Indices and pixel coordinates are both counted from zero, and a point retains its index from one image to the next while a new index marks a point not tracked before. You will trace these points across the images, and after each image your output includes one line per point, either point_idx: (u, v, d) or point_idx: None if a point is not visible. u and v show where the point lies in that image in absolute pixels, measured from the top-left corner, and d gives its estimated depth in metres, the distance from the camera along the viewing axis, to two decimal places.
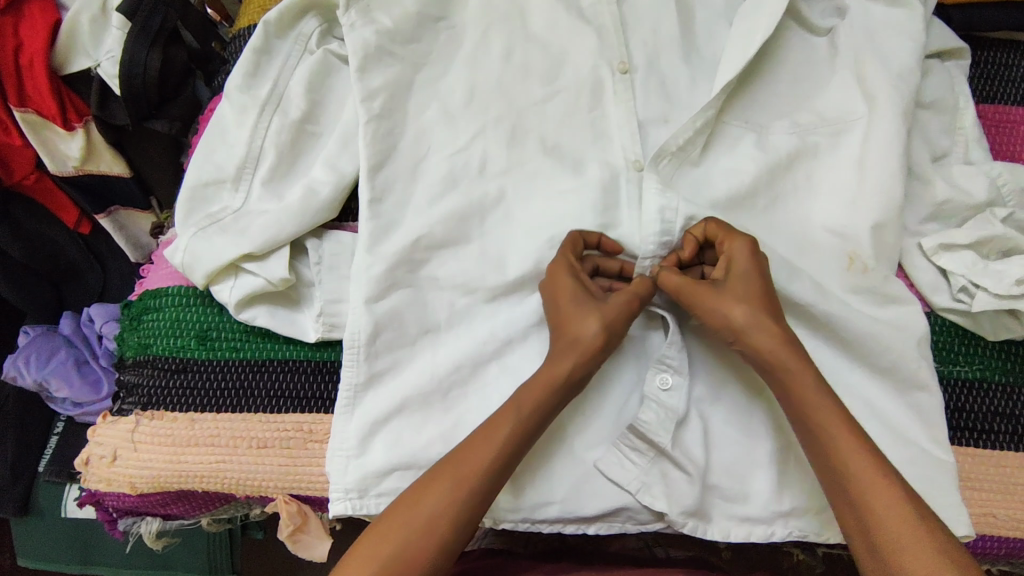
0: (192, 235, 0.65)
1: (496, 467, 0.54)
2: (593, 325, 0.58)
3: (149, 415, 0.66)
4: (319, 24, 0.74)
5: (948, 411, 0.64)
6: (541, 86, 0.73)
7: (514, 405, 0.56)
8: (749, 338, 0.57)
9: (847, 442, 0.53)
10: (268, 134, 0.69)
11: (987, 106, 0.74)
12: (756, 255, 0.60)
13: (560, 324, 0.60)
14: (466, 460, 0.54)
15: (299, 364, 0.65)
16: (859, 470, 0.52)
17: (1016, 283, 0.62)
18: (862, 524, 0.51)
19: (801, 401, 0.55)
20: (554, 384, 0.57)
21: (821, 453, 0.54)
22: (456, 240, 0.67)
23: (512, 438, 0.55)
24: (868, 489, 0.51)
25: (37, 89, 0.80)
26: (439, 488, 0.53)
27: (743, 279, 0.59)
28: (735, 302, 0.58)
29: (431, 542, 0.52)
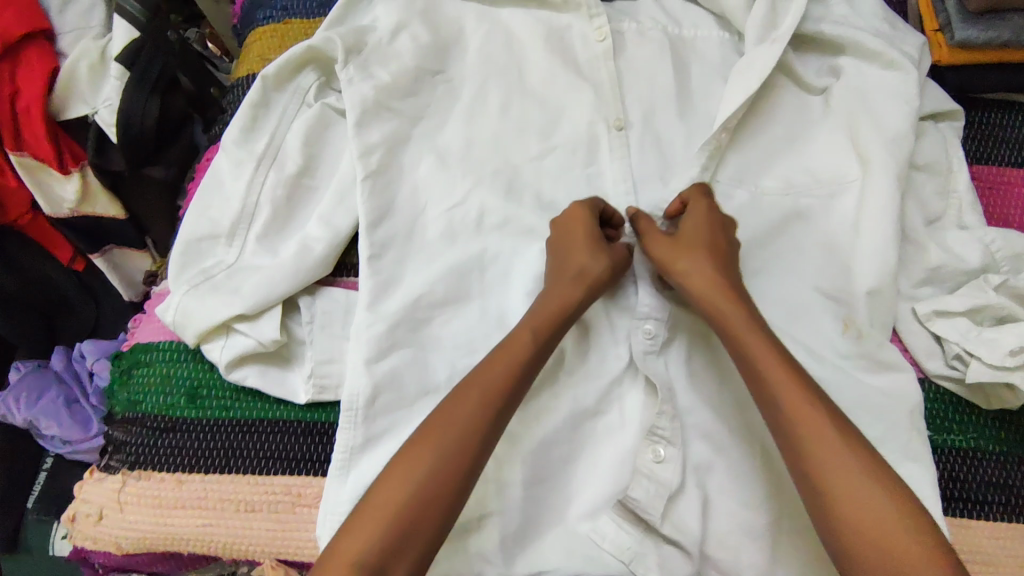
0: (184, 293, 0.65)
1: (522, 370, 0.58)
2: (604, 263, 0.64)
3: (136, 475, 0.65)
4: (318, 77, 0.74)
5: (943, 480, 0.64)
6: (537, 142, 0.73)
7: (532, 322, 0.61)
8: (695, 282, 0.61)
9: (800, 403, 0.53)
10: (264, 188, 0.69)
11: (981, 167, 0.74)
12: (714, 211, 0.65)
13: (574, 247, 0.64)
14: (498, 366, 0.58)
15: (290, 425, 0.65)
16: (814, 438, 0.51)
17: (1008, 354, 0.61)
18: (807, 478, 0.51)
19: (744, 352, 0.57)
20: (571, 308, 0.62)
21: (773, 417, 0.54)
22: (454, 298, 0.67)
23: (533, 347, 0.59)
24: (823, 456, 0.51)
25: (34, 134, 0.79)
26: (472, 405, 0.56)
27: (699, 228, 0.63)
28: (687, 253, 0.62)
29: (468, 447, 0.54)
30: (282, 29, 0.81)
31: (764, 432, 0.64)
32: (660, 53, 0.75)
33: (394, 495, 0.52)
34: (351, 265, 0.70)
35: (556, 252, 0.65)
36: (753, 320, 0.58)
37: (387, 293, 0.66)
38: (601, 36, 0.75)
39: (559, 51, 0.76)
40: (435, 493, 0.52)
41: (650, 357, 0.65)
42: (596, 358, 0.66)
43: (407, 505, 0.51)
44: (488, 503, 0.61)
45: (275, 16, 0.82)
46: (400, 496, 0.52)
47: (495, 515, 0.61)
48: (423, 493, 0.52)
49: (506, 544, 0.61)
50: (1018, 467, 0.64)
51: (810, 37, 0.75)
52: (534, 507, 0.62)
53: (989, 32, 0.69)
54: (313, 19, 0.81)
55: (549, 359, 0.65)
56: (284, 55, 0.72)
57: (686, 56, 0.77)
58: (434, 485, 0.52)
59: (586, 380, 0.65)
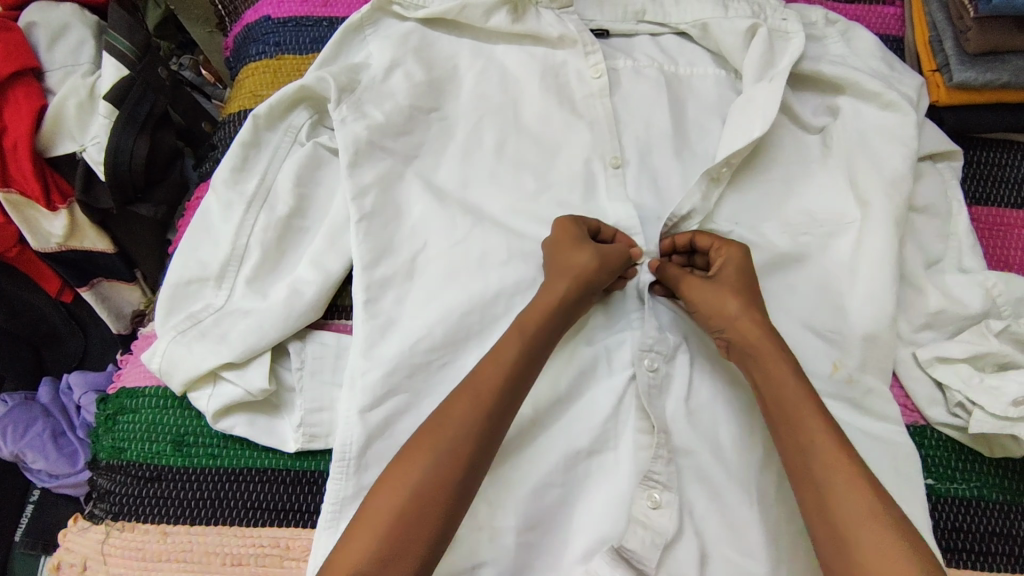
0: (171, 339, 0.64)
1: (510, 380, 0.57)
2: (587, 255, 0.62)
3: (120, 526, 0.63)
4: (310, 116, 0.73)
5: (946, 531, 0.62)
6: (532, 181, 0.71)
7: (520, 326, 0.59)
8: (741, 330, 0.59)
9: (838, 458, 0.52)
10: (254, 231, 0.68)
11: (980, 208, 0.73)
12: (748, 258, 0.64)
13: (562, 250, 0.63)
14: (487, 376, 0.56)
15: (279, 473, 0.63)
16: (850, 496, 0.51)
17: (1012, 404, 0.60)
18: (828, 520, 0.51)
19: (781, 393, 0.56)
20: (557, 309, 0.61)
21: (798, 455, 0.54)
22: (455, 340, 0.64)
23: (523, 354, 0.58)
24: (857, 518, 0.50)
25: (20, 170, 0.77)
26: (464, 411, 0.55)
27: (737, 275, 0.62)
28: (729, 294, 0.61)
29: (462, 460, 0.53)
30: (275, 64, 0.80)
31: (763, 481, 0.62)
32: (657, 91, 0.75)
33: (389, 504, 0.51)
34: (344, 307, 0.69)
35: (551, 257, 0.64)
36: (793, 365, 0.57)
37: (380, 341, 0.63)
38: (597, 73, 0.74)
39: (555, 89, 0.75)
40: (429, 501, 0.51)
41: (654, 391, 0.64)
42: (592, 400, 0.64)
43: (402, 515, 0.51)
44: (481, 552, 0.59)
45: (268, 51, 0.81)
46: (392, 507, 0.51)
47: (489, 563, 0.59)
48: (417, 501, 0.51)
49: None
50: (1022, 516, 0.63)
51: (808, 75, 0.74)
52: (526, 554, 0.60)
53: (988, 74, 0.69)
54: (305, 55, 0.81)
55: (544, 403, 0.63)
56: (275, 94, 0.71)
57: (683, 94, 0.76)
58: (428, 493, 0.52)
59: (581, 422, 0.63)
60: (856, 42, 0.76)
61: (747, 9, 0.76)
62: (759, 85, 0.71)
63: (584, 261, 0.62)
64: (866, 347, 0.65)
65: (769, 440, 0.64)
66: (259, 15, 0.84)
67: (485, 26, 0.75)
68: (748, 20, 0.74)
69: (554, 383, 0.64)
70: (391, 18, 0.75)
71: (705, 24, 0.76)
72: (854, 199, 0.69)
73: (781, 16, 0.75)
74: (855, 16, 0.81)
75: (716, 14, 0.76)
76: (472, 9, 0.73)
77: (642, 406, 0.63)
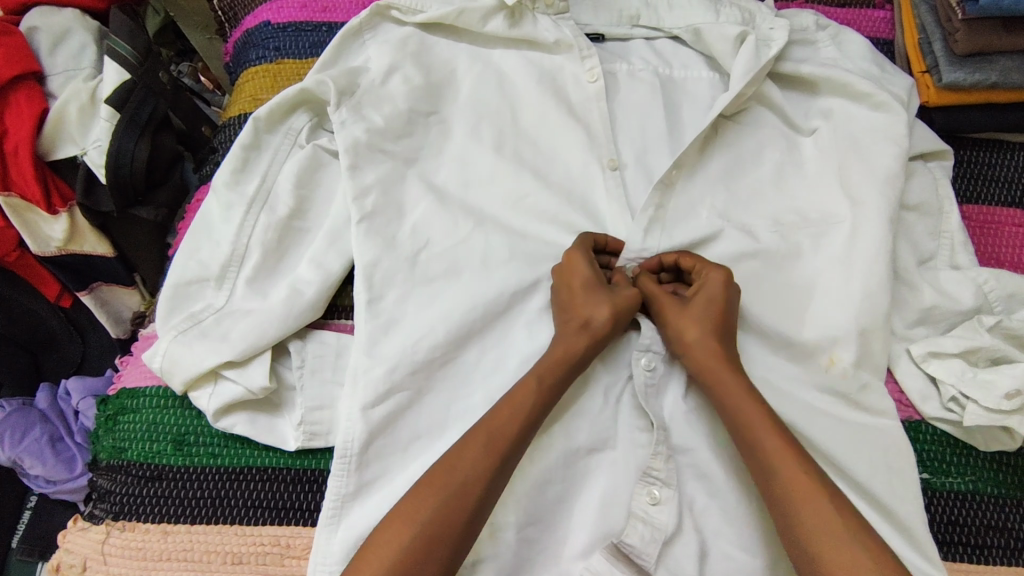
0: (172, 339, 0.64)
1: (526, 426, 0.57)
2: (605, 311, 0.63)
3: (120, 526, 0.63)
4: (310, 118, 0.74)
5: (941, 524, 0.63)
6: (530, 180, 0.72)
7: (538, 371, 0.60)
8: (698, 356, 0.61)
9: (796, 475, 0.54)
10: (254, 232, 0.68)
11: (971, 207, 0.74)
12: (725, 286, 0.63)
13: (574, 299, 0.64)
14: (502, 419, 0.57)
15: (279, 472, 0.63)
16: (818, 517, 0.52)
17: (1006, 396, 0.61)
18: (791, 529, 0.53)
19: (737, 410, 0.58)
20: (574, 360, 0.61)
21: (757, 464, 0.56)
22: (456, 339, 0.64)
23: (540, 396, 0.59)
24: (818, 529, 0.52)
25: (21, 174, 0.78)
26: (476, 454, 0.55)
27: (706, 304, 0.62)
28: (694, 323, 0.62)
29: (471, 502, 0.54)
30: (275, 68, 0.81)
31: None
32: (652, 94, 0.76)
33: (398, 537, 0.52)
34: (344, 307, 0.70)
35: (563, 296, 0.65)
36: (748, 382, 0.59)
37: (379, 342, 0.64)
38: (593, 77, 0.75)
39: (552, 92, 0.75)
40: (435, 539, 0.52)
41: (651, 390, 0.64)
42: (591, 398, 0.64)
43: (408, 549, 0.51)
44: (481, 548, 0.59)
45: (268, 56, 0.82)
46: (403, 541, 0.52)
47: (489, 559, 0.59)
48: (427, 535, 0.52)
49: None
50: (1016, 509, 0.64)
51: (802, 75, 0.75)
52: (526, 550, 0.60)
53: (976, 75, 0.70)
54: (305, 60, 0.82)
55: None
56: (275, 98, 0.72)
57: (677, 96, 0.77)
58: (437, 528, 0.52)
59: (580, 419, 0.63)
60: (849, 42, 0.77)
61: (738, 15, 0.77)
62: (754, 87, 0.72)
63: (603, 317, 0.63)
64: (863, 344, 0.65)
65: None
66: (258, 20, 0.85)
67: (482, 31, 0.76)
68: (739, 26, 0.75)
69: None
70: (388, 23, 0.76)
71: (698, 29, 0.77)
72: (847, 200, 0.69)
73: (770, 25, 0.76)
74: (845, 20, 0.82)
75: (708, 19, 0.77)
76: (469, 14, 0.74)
77: (639, 405, 0.64)
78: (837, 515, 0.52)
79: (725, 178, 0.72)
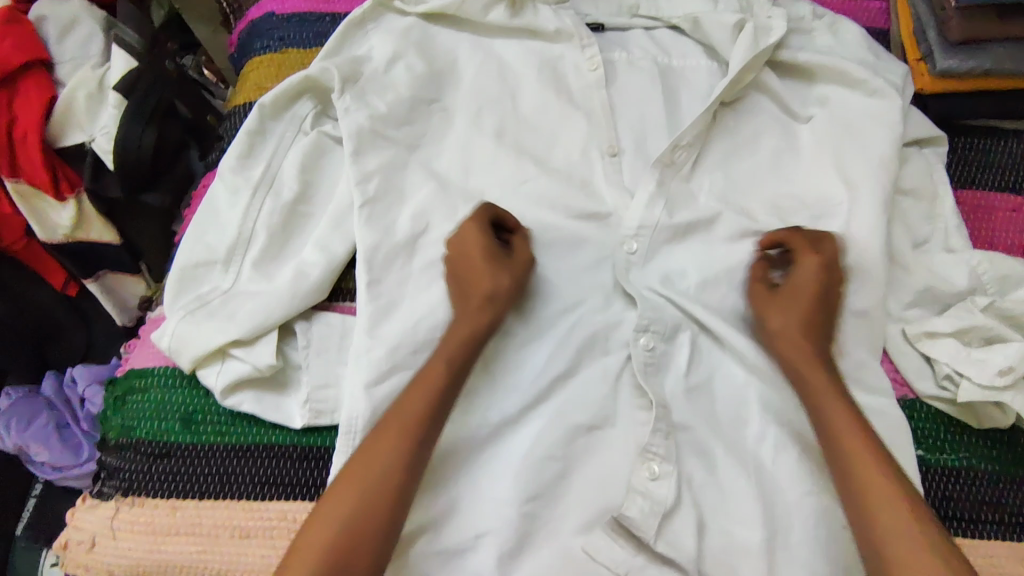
0: (180, 319, 0.65)
1: (441, 398, 0.58)
2: (506, 280, 0.63)
3: (130, 501, 0.65)
4: (314, 106, 0.75)
5: (935, 500, 0.64)
6: (531, 166, 0.73)
7: (443, 347, 0.61)
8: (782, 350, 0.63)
9: (884, 486, 0.54)
10: (260, 216, 0.70)
11: (965, 192, 0.76)
12: (818, 266, 0.64)
13: (472, 270, 0.64)
14: (418, 395, 0.58)
15: (285, 449, 0.65)
16: (894, 528, 0.52)
17: (998, 373, 0.62)
18: (870, 544, 0.53)
19: (825, 417, 0.59)
20: (479, 333, 0.62)
21: (842, 474, 0.56)
22: None
23: (449, 369, 0.60)
24: (893, 544, 0.52)
25: (30, 161, 0.79)
26: (398, 429, 0.56)
27: (793, 294, 0.64)
28: (773, 312, 0.64)
29: (402, 476, 0.55)
30: (279, 57, 0.83)
31: (755, 451, 0.64)
32: (650, 82, 0.77)
33: (336, 514, 0.53)
34: (346, 289, 0.71)
35: (460, 269, 0.65)
36: (834, 383, 0.60)
37: (384, 324, 0.65)
38: (594, 66, 0.76)
39: (552, 81, 0.77)
40: (368, 516, 0.53)
41: (650, 369, 0.65)
42: (592, 377, 0.66)
43: (344, 525, 0.52)
44: (484, 522, 0.61)
45: (273, 45, 0.83)
46: (341, 517, 0.53)
47: (492, 533, 0.60)
48: (359, 512, 0.53)
49: (501, 562, 0.60)
50: (1010, 486, 0.65)
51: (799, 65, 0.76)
52: (528, 525, 0.61)
53: (969, 62, 0.71)
54: (310, 49, 0.83)
55: (545, 378, 0.65)
56: (281, 85, 0.73)
57: (676, 84, 0.78)
58: (369, 504, 0.53)
59: (581, 397, 0.64)
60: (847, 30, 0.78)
61: (736, 4, 0.78)
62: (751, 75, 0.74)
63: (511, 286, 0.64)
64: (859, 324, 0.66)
65: (764, 414, 0.65)
66: (263, 10, 0.86)
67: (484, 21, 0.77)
68: (737, 14, 0.76)
69: (555, 359, 0.66)
70: (392, 13, 0.78)
71: (696, 18, 0.78)
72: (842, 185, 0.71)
73: (767, 13, 0.77)
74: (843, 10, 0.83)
75: (706, 9, 0.78)
76: (470, 4, 0.76)
77: (639, 383, 0.65)
78: (920, 533, 0.52)
79: (722, 165, 0.74)
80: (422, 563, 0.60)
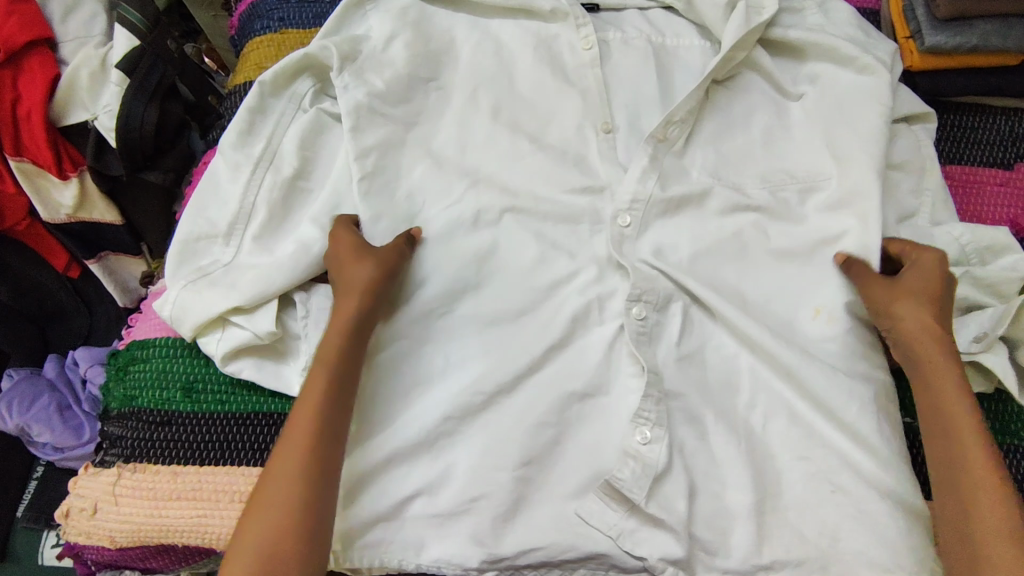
0: (182, 287, 0.67)
1: (330, 404, 0.58)
2: (371, 268, 0.63)
3: (132, 467, 0.66)
4: (313, 84, 0.76)
5: (919, 465, 0.66)
6: (527, 142, 0.74)
7: (321, 352, 0.60)
8: (905, 333, 0.63)
9: (993, 485, 0.55)
10: (260, 191, 0.71)
11: (953, 167, 0.77)
12: (944, 267, 0.64)
13: (345, 262, 0.64)
14: (306, 406, 0.58)
15: (285, 416, 0.66)
16: (994, 520, 0.54)
17: (973, 340, 0.65)
18: (963, 533, 0.55)
19: (941, 403, 0.59)
20: (353, 323, 0.61)
21: (947, 463, 0.57)
22: (456, 290, 0.68)
23: (329, 372, 0.59)
24: (991, 534, 0.53)
25: (33, 139, 0.81)
26: (294, 442, 0.56)
27: (923, 281, 0.64)
28: (907, 299, 0.63)
29: (309, 487, 0.55)
30: (279, 38, 0.84)
31: (745, 418, 0.65)
32: (645, 60, 0.78)
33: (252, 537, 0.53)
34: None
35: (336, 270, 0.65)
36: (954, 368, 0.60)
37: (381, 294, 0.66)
38: (588, 45, 0.77)
39: (548, 59, 0.78)
40: (285, 534, 0.53)
41: (644, 337, 0.66)
42: (586, 347, 0.67)
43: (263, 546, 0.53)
44: (477, 486, 0.61)
45: (273, 26, 0.84)
46: (256, 539, 0.53)
47: (487, 497, 0.61)
48: (275, 532, 0.53)
49: (496, 524, 0.61)
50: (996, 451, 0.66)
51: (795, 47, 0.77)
52: (522, 489, 0.62)
53: (957, 38, 0.72)
54: (309, 29, 0.84)
55: (540, 348, 0.66)
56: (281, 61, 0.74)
57: (670, 63, 0.79)
58: (279, 521, 0.53)
59: (575, 366, 0.66)
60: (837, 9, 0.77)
61: None
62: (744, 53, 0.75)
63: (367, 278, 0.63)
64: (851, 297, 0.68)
65: (754, 382, 0.66)
66: None
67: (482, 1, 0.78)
68: None
69: (549, 329, 0.67)
70: None
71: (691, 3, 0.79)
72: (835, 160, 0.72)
73: None
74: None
75: None
76: None
77: (634, 351, 0.66)
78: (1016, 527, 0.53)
79: (713, 140, 0.75)
80: (420, 523, 0.62)
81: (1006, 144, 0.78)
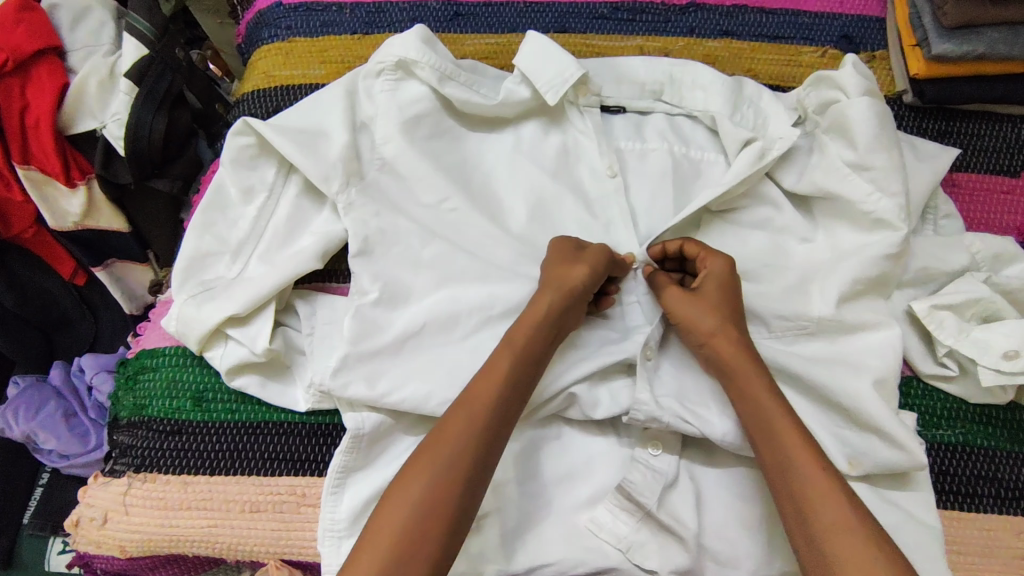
0: (184, 302, 0.66)
1: (505, 395, 0.55)
2: (580, 273, 0.60)
3: (142, 478, 0.66)
4: (281, 166, 0.70)
5: (933, 473, 0.65)
6: (546, 150, 0.72)
7: (510, 337, 0.58)
8: (717, 345, 0.59)
9: (819, 477, 0.51)
10: (274, 215, 0.69)
11: (960, 174, 0.77)
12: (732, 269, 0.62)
13: (550, 264, 0.62)
14: (480, 394, 0.54)
15: (296, 427, 0.66)
16: (828, 506, 0.50)
17: (1004, 356, 0.62)
18: (811, 545, 0.49)
19: (753, 405, 0.56)
20: (546, 317, 0.59)
21: (778, 467, 0.53)
22: None
23: (515, 367, 0.56)
24: (836, 524, 0.49)
25: (41, 146, 0.81)
26: (458, 429, 0.53)
27: (719, 289, 0.61)
28: (710, 310, 0.60)
29: (456, 488, 0.51)
30: (287, 46, 0.83)
31: None
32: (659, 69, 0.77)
33: (393, 519, 0.50)
34: (339, 271, 0.72)
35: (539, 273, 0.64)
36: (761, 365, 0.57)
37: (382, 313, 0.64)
38: (613, 172, 0.70)
39: None
40: (428, 529, 0.49)
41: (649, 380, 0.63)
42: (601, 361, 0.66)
43: (402, 534, 0.49)
44: (484, 503, 0.60)
45: (281, 34, 0.84)
46: (398, 522, 0.49)
47: (493, 514, 0.60)
48: (418, 519, 0.49)
49: (504, 541, 0.60)
50: (1005, 461, 0.66)
51: (819, 119, 0.72)
52: (529, 504, 0.61)
53: (964, 46, 0.72)
54: (317, 38, 0.83)
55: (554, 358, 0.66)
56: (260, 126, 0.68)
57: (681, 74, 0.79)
58: (425, 512, 0.50)
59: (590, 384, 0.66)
60: (855, 98, 0.67)
61: None
62: (759, 89, 0.73)
63: (578, 276, 0.60)
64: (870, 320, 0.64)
65: None
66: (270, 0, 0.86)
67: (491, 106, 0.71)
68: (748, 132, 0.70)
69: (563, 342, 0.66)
70: None
71: (713, 117, 0.72)
72: (871, 184, 0.66)
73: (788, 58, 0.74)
74: (838, 24, 0.83)
75: None
76: None
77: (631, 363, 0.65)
78: (850, 509, 0.49)
79: None
80: None
81: (1013, 152, 0.78)
